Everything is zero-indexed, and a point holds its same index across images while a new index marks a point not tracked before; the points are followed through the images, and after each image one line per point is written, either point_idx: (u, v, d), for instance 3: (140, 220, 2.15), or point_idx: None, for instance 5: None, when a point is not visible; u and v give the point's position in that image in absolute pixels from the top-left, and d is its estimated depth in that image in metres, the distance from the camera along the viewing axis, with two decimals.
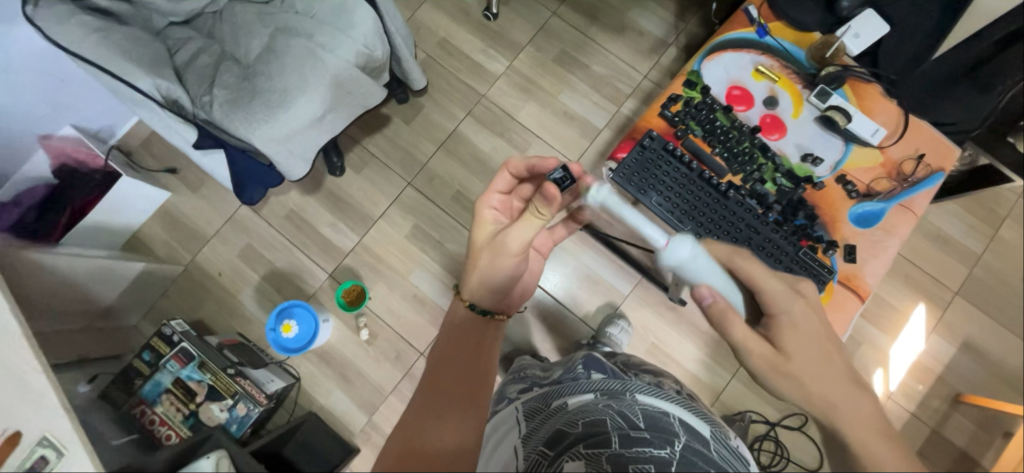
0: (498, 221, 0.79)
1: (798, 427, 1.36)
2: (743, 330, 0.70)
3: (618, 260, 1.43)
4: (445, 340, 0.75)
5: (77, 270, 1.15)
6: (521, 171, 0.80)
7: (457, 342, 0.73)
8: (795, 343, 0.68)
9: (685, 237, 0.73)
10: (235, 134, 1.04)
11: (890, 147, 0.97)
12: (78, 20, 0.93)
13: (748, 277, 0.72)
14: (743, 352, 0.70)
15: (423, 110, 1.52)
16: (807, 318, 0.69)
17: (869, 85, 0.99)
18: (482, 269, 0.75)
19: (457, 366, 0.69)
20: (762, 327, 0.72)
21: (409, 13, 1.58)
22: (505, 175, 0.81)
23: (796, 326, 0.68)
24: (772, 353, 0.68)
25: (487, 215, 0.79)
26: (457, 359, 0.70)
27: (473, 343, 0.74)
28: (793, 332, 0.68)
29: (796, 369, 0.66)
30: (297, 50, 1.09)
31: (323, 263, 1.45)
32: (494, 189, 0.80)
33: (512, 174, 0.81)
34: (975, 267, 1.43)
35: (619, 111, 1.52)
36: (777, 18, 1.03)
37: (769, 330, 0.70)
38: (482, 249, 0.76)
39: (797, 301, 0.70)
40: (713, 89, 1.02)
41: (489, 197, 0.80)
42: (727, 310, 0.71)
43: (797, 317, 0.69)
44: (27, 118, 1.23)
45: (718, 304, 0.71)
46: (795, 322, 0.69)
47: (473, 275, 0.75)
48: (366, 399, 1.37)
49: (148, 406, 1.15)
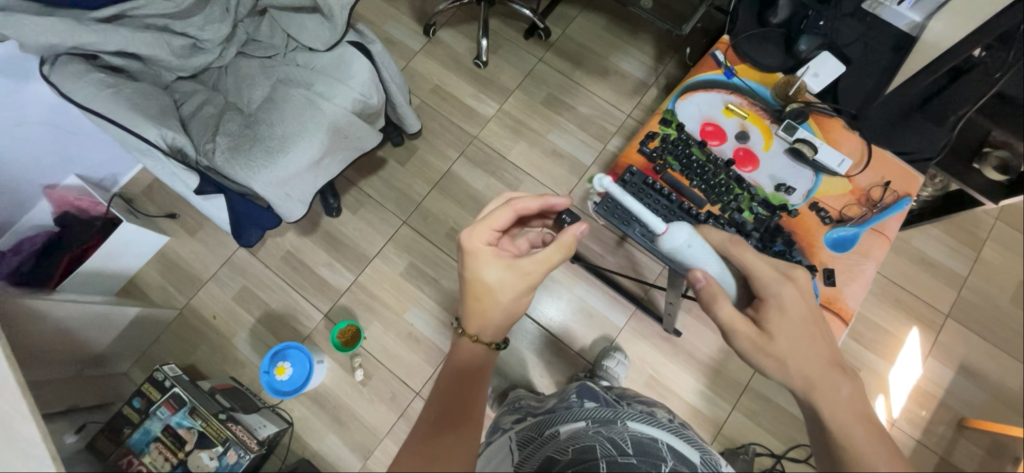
0: (500, 259, 0.72)
1: (804, 459, 1.32)
2: (730, 311, 0.68)
3: (610, 292, 1.45)
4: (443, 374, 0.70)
5: (72, 315, 1.16)
6: (528, 209, 0.74)
7: (458, 383, 0.69)
8: (779, 325, 0.66)
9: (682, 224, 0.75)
10: (236, 179, 1.09)
11: (857, 175, 1.03)
12: (92, 77, 1.00)
13: (723, 273, 0.72)
14: (728, 332, 0.69)
15: (418, 152, 1.59)
16: (795, 300, 0.67)
17: (832, 118, 1.07)
18: (506, 307, 0.71)
19: (456, 411, 0.65)
20: (751, 308, 0.70)
21: (404, 63, 1.68)
22: (507, 211, 0.72)
23: (784, 307, 0.67)
24: (756, 332, 0.67)
25: (488, 252, 0.72)
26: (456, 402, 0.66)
27: (473, 385, 0.69)
28: (779, 313, 0.66)
29: (782, 350, 0.65)
30: (297, 99, 1.16)
31: (318, 303, 1.45)
32: (493, 225, 0.72)
33: (515, 212, 0.73)
34: (962, 288, 1.45)
35: (605, 148, 1.58)
36: (742, 61, 1.12)
37: (758, 311, 0.69)
38: (499, 289, 0.71)
39: (788, 285, 0.68)
40: (687, 126, 1.08)
41: (486, 233, 0.72)
42: (716, 294, 0.69)
43: (785, 299, 0.67)
44: (34, 169, 1.27)
45: (710, 284, 0.70)
46: (782, 304, 0.67)
47: (492, 315, 0.71)
48: (360, 443, 1.34)
49: (136, 456, 1.12)
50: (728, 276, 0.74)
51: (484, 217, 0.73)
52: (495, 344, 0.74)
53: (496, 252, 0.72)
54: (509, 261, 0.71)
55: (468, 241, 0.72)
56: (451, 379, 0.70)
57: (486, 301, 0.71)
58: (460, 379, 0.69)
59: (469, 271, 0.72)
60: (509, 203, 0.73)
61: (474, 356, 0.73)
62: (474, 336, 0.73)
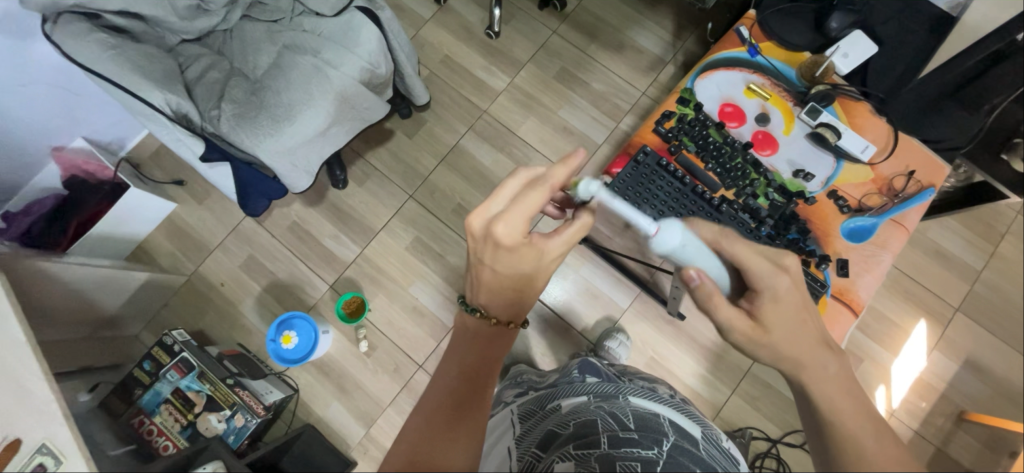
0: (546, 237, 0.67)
1: (800, 444, 1.34)
2: (729, 312, 0.63)
3: (615, 274, 1.44)
4: (465, 349, 0.72)
5: (85, 278, 1.17)
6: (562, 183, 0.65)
7: (474, 359, 0.70)
8: (774, 316, 0.63)
9: (671, 223, 0.75)
10: (242, 147, 1.07)
11: (880, 163, 1.00)
12: (94, 37, 0.97)
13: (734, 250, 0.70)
14: (725, 331, 0.65)
15: (426, 125, 1.56)
16: (790, 290, 0.63)
17: (858, 103, 1.03)
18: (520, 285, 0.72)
19: (469, 381, 0.67)
20: (746, 301, 0.66)
21: (414, 31, 1.63)
22: (545, 194, 0.63)
23: (778, 298, 0.63)
24: (751, 326, 0.63)
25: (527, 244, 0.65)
26: (470, 375, 0.68)
27: (490, 360, 0.72)
28: (774, 304, 0.63)
29: (780, 327, 0.62)
30: (303, 66, 1.13)
31: (324, 274, 1.46)
32: (537, 214, 0.63)
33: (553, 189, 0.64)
34: (975, 282, 1.42)
35: (618, 127, 1.54)
36: (768, 38, 1.07)
37: (752, 303, 0.65)
38: (535, 275, 0.69)
39: (781, 272, 0.64)
40: (706, 106, 1.05)
41: (527, 225, 0.63)
42: (712, 293, 0.64)
43: (781, 289, 0.63)
44: (41, 131, 1.27)
45: (705, 285, 0.65)
46: (778, 295, 0.63)
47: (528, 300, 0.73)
48: (364, 411, 1.37)
49: (147, 416, 1.15)
50: (723, 272, 0.71)
51: (522, 203, 0.62)
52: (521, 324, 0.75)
53: (536, 238, 0.66)
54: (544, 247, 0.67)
55: (513, 238, 0.63)
56: (465, 350, 0.72)
57: (524, 290, 0.71)
58: (477, 353, 0.71)
59: (505, 265, 0.67)
60: (541, 187, 0.63)
61: (500, 339, 0.74)
62: (513, 321, 0.74)
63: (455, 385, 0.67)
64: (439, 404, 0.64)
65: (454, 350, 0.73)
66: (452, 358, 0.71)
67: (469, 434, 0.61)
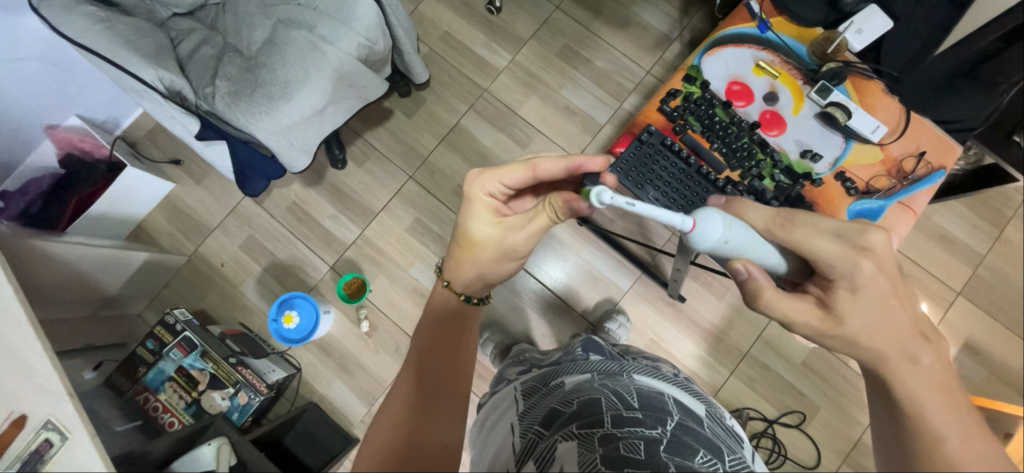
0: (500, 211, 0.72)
1: (796, 424, 1.35)
2: (790, 306, 0.59)
3: (617, 255, 1.43)
4: (432, 327, 0.74)
5: (86, 258, 1.17)
6: (544, 173, 0.67)
7: (438, 330, 0.73)
8: (852, 307, 0.57)
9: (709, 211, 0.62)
10: (235, 124, 1.04)
11: (891, 144, 0.98)
12: (81, 10, 0.94)
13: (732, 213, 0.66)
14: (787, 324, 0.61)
15: (425, 104, 1.53)
16: (872, 277, 0.55)
17: (871, 82, 1.01)
18: (484, 264, 0.73)
19: (438, 359, 0.69)
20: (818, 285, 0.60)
21: (413, 7, 1.58)
22: (525, 171, 0.67)
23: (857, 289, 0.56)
24: (820, 315, 0.58)
25: (487, 204, 0.71)
26: (437, 361, 0.69)
27: (454, 329, 0.74)
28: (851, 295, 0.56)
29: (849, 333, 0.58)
30: (299, 42, 1.09)
31: (324, 255, 1.46)
32: (508, 177, 0.68)
33: (532, 173, 0.67)
34: (979, 267, 1.41)
35: (621, 107, 1.51)
36: (779, 13, 1.04)
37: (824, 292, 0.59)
38: (483, 244, 0.72)
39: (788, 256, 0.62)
40: (713, 84, 1.02)
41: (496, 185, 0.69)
42: (760, 291, 0.59)
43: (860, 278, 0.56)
44: (33, 108, 1.24)
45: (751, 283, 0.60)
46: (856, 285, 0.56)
47: (466, 267, 0.73)
48: (365, 389, 1.38)
49: (152, 393, 1.17)
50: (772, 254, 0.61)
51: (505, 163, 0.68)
52: (464, 295, 0.75)
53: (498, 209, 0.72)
54: (502, 218, 0.72)
55: (472, 185, 0.70)
56: (433, 333, 0.73)
57: (467, 251, 0.73)
58: (439, 327, 0.74)
59: (463, 217, 0.73)
60: (526, 161, 0.67)
61: (447, 304, 0.76)
62: (447, 281, 0.76)
63: (428, 362, 0.68)
64: (414, 382, 0.66)
65: (424, 330, 0.74)
66: (426, 340, 0.72)
67: (448, 415, 0.63)
